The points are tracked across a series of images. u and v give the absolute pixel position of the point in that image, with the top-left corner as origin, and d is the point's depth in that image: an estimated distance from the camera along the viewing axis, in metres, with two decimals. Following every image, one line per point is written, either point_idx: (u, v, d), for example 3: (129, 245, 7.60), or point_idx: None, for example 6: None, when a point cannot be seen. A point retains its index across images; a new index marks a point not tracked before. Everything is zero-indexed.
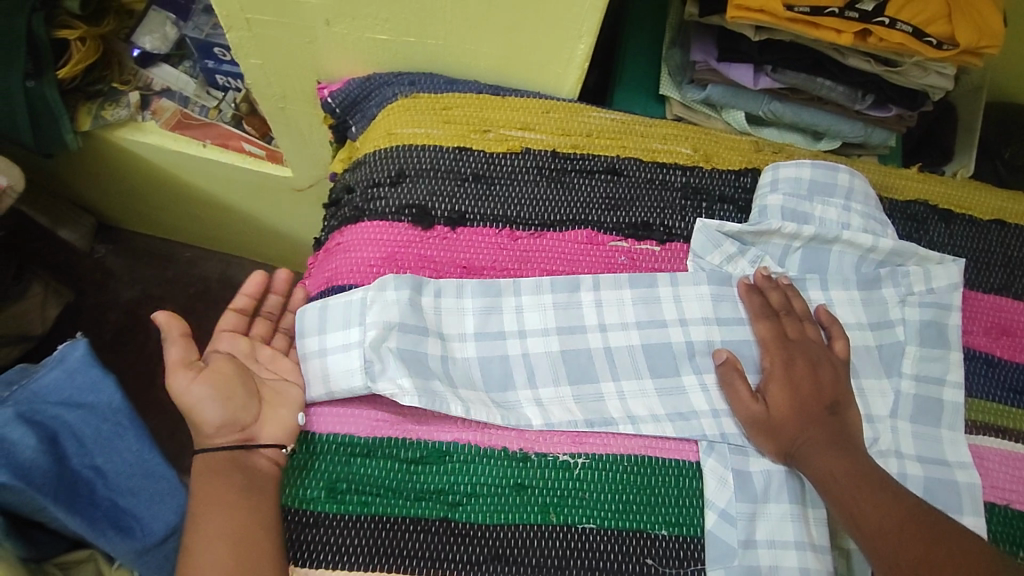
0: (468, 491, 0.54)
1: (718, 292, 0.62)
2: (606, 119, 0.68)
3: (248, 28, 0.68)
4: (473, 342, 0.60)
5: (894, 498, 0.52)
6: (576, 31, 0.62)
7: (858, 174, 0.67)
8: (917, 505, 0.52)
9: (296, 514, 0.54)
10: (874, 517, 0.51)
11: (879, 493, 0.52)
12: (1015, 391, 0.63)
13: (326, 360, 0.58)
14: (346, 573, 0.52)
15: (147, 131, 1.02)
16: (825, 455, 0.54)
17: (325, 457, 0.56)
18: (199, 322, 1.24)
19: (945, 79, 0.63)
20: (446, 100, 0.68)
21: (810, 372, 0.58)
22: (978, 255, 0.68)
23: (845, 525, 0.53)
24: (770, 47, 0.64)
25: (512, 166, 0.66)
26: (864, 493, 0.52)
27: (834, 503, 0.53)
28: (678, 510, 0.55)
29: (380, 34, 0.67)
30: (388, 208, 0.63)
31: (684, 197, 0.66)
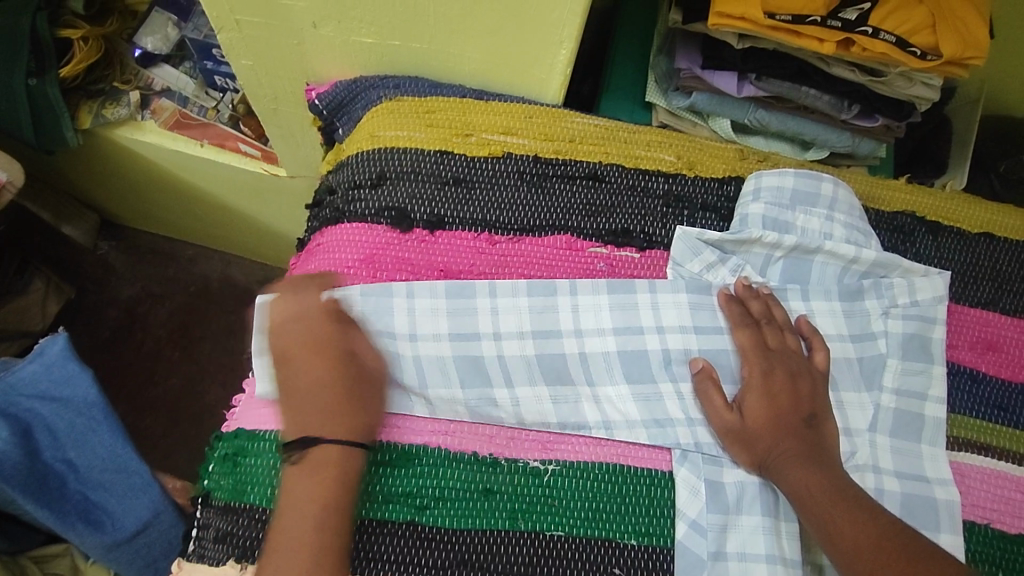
0: (436, 495, 0.54)
1: (697, 300, 0.62)
2: (589, 126, 0.68)
3: (238, 29, 0.69)
4: (446, 341, 0.59)
5: (872, 517, 0.50)
6: (558, 35, 0.62)
7: (842, 184, 0.66)
8: (891, 523, 0.50)
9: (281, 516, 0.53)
10: (848, 533, 0.50)
11: (851, 512, 0.51)
12: (999, 407, 0.62)
13: None
14: None
15: (146, 130, 1.03)
16: (801, 471, 0.53)
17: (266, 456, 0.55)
18: (195, 320, 1.25)
19: (932, 90, 0.63)
20: (429, 104, 0.68)
21: (788, 383, 0.57)
22: (966, 268, 0.67)
23: (820, 542, 0.52)
24: (752, 55, 0.64)
25: (493, 170, 0.65)
26: (840, 509, 0.51)
27: (809, 520, 0.52)
28: (648, 520, 0.54)
29: (366, 37, 0.67)
30: (368, 211, 0.63)
31: (666, 205, 0.66)
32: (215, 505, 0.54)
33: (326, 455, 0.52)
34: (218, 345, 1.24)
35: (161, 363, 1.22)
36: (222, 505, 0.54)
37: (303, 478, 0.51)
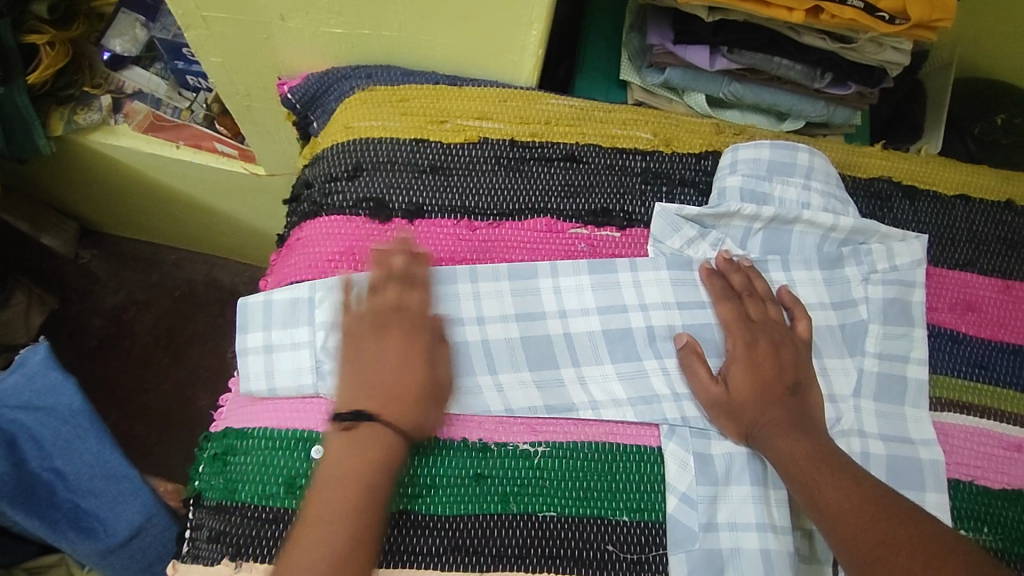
0: (428, 483, 0.54)
1: (679, 276, 0.62)
2: (565, 107, 0.68)
3: (206, 25, 0.69)
4: (431, 328, 0.59)
5: (858, 484, 0.51)
6: (526, 17, 0.61)
7: (818, 153, 0.66)
8: (876, 487, 0.51)
9: (257, 510, 0.53)
10: (832, 498, 0.51)
11: (842, 480, 0.51)
12: (980, 366, 0.63)
13: (271, 357, 0.57)
14: None
15: (121, 134, 1.02)
16: (788, 439, 0.54)
17: (252, 453, 0.55)
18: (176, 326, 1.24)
19: (901, 54, 0.62)
20: (403, 92, 0.67)
21: (772, 354, 0.58)
22: (943, 230, 0.68)
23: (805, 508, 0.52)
24: (723, 28, 0.63)
25: (469, 157, 0.65)
26: (825, 476, 0.52)
27: (794, 487, 0.52)
28: (639, 496, 0.55)
29: (335, 28, 0.67)
30: (345, 203, 0.63)
31: (644, 182, 0.66)
32: (206, 505, 0.54)
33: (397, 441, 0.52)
34: (207, 348, 1.23)
35: (149, 369, 1.21)
36: (214, 505, 0.54)
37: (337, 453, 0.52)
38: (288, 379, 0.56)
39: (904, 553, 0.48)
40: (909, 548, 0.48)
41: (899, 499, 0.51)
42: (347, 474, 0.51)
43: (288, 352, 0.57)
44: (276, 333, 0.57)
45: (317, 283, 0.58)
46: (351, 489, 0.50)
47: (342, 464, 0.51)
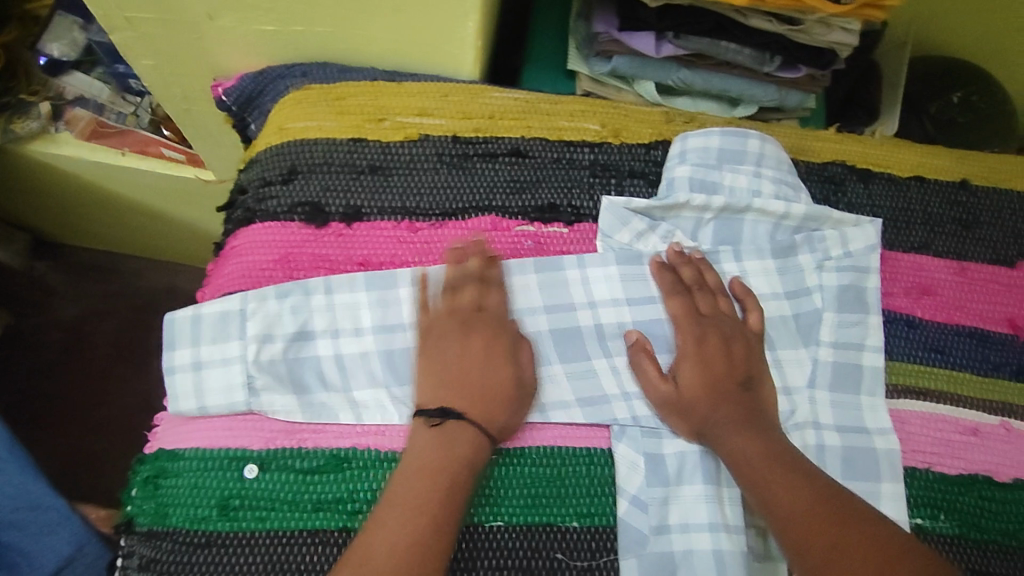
0: (369, 498, 0.52)
1: (628, 271, 0.60)
2: (509, 99, 0.65)
3: (131, 27, 0.65)
4: (370, 336, 0.57)
5: (810, 486, 0.50)
6: (462, 8, 0.58)
7: (769, 139, 0.64)
8: (829, 486, 0.50)
9: (189, 534, 0.51)
10: (785, 500, 0.50)
11: (796, 481, 0.50)
12: (936, 351, 0.62)
13: (201, 374, 0.55)
14: None
15: (62, 142, 0.97)
16: (742, 436, 0.53)
17: (184, 475, 0.53)
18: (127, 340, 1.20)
19: (850, 35, 0.60)
20: (339, 90, 0.64)
21: (722, 348, 0.57)
22: (897, 214, 0.67)
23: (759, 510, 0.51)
24: (668, 13, 0.61)
25: (409, 155, 0.63)
26: (775, 473, 0.51)
27: (747, 488, 0.52)
28: (589, 501, 0.53)
29: (266, 25, 0.63)
30: (280, 208, 0.60)
31: (592, 175, 0.64)
32: (138, 532, 0.52)
33: (451, 438, 0.52)
34: None
35: (107, 383, 1.17)
36: (146, 531, 0.52)
37: (443, 445, 0.51)
38: (219, 397, 0.54)
39: (860, 551, 0.47)
40: (866, 547, 0.47)
41: (852, 498, 0.50)
42: (411, 469, 0.50)
43: (218, 368, 0.55)
44: (206, 349, 0.56)
45: (247, 295, 0.56)
46: (408, 483, 0.50)
47: (441, 453, 0.51)
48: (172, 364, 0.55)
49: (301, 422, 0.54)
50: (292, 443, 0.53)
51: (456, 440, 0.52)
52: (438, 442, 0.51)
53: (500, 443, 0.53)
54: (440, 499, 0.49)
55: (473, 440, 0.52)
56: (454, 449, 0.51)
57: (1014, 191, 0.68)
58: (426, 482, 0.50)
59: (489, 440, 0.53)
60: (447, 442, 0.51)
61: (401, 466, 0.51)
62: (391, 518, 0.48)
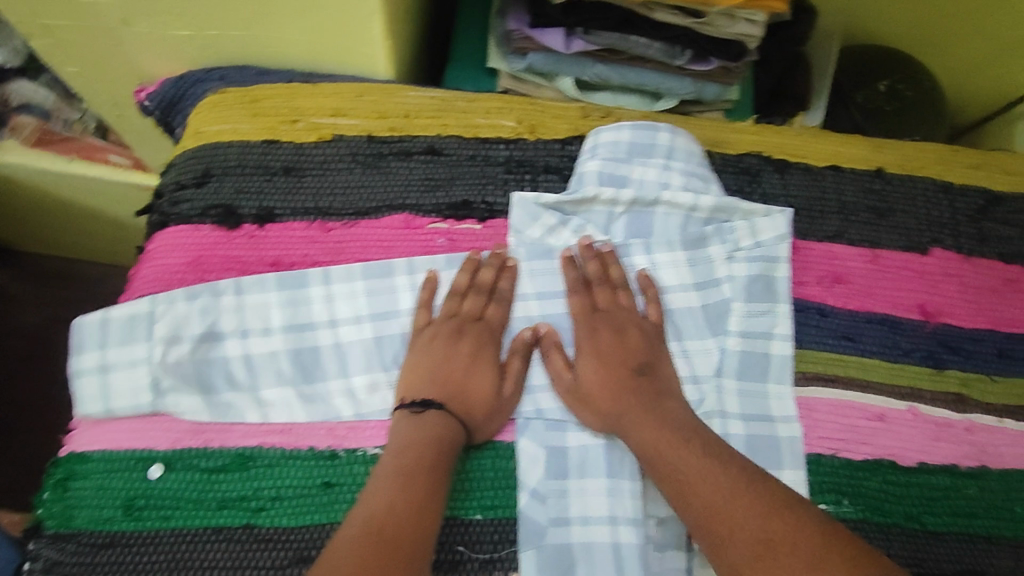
0: (273, 495, 0.53)
1: (538, 266, 0.61)
2: (424, 98, 0.66)
3: (46, 33, 0.65)
4: (280, 335, 0.58)
5: (728, 481, 0.50)
6: (365, 9, 0.58)
7: (680, 132, 0.64)
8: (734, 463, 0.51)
9: (93, 535, 0.52)
10: (690, 481, 0.51)
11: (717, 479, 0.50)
12: (846, 338, 0.63)
13: (108, 376, 0.56)
14: None
15: (6, 150, 0.95)
16: (647, 428, 0.54)
17: (91, 477, 0.53)
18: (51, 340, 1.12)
19: (755, 27, 0.61)
20: (253, 92, 0.64)
21: (613, 342, 0.58)
22: (812, 204, 0.67)
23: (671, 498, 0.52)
24: (574, 8, 0.62)
25: (323, 156, 0.63)
26: (681, 457, 0.52)
27: (656, 475, 0.53)
28: (493, 493, 0.55)
29: (180, 30, 0.63)
30: (193, 211, 0.61)
31: (507, 171, 0.64)
32: (46, 535, 0.52)
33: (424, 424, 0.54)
34: None
35: None
36: (53, 534, 0.52)
37: (415, 431, 0.53)
38: (127, 399, 0.55)
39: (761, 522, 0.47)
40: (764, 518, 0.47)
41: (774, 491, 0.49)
42: (424, 446, 0.52)
43: (126, 370, 0.56)
44: (114, 352, 0.56)
45: (156, 299, 0.57)
46: (408, 458, 0.51)
47: (416, 438, 0.53)
48: (79, 368, 0.56)
49: (209, 422, 0.55)
50: (198, 442, 0.54)
51: (438, 425, 0.54)
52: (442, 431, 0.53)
53: (472, 437, 0.55)
54: (423, 474, 0.50)
55: (452, 427, 0.54)
56: (439, 430, 0.53)
57: (929, 179, 0.69)
58: (419, 459, 0.51)
59: (462, 426, 0.54)
60: (438, 425, 0.53)
61: (396, 446, 0.53)
62: (398, 485, 0.50)
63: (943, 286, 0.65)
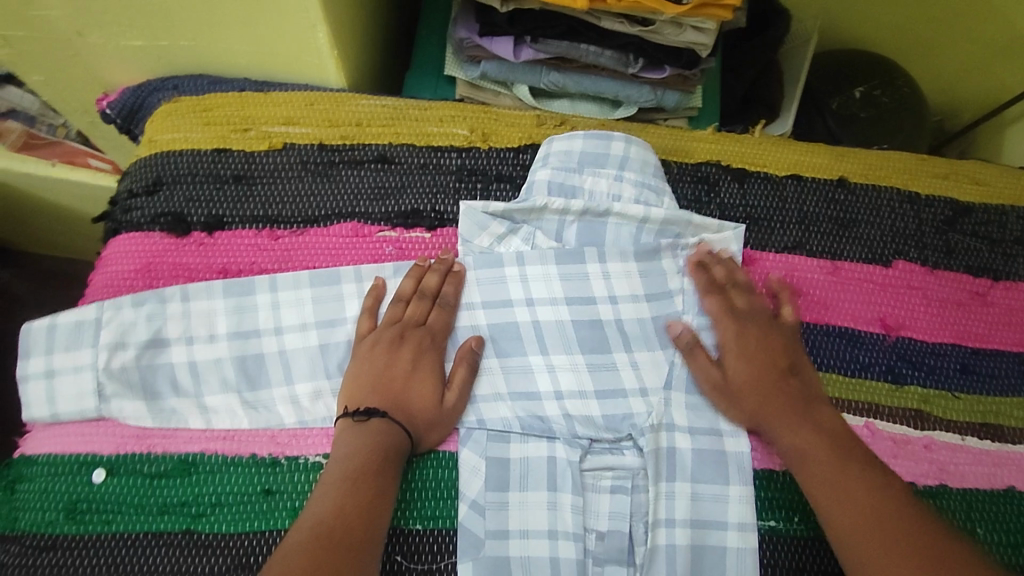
0: (213, 501, 0.53)
1: (485, 275, 0.60)
2: (376, 107, 0.66)
3: (8, 45, 0.67)
4: (225, 342, 0.58)
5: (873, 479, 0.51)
6: (307, 19, 0.59)
7: (633, 141, 0.64)
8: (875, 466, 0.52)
9: (35, 538, 0.52)
10: (842, 493, 0.50)
11: (852, 486, 0.50)
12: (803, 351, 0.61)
13: (54, 381, 0.56)
14: None
15: None
16: (796, 432, 0.54)
17: (36, 479, 0.54)
18: None
19: (705, 34, 0.60)
20: (207, 101, 0.65)
21: (758, 339, 0.58)
22: (771, 213, 0.65)
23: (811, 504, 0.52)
24: (520, 17, 0.62)
25: (274, 164, 0.64)
26: (836, 465, 0.52)
27: (803, 478, 0.52)
28: (434, 504, 0.54)
29: (134, 40, 0.64)
30: (143, 219, 0.61)
31: (458, 180, 0.64)
32: None
33: (370, 430, 0.52)
34: None
35: None
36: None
37: (359, 436, 0.52)
38: (72, 404, 0.56)
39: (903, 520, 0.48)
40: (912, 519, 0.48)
41: (876, 497, 0.50)
42: (369, 453, 0.51)
43: (71, 376, 0.56)
44: (61, 357, 0.57)
45: (103, 306, 0.58)
46: (357, 464, 0.50)
47: (360, 446, 0.51)
48: (26, 372, 0.57)
49: (154, 427, 0.56)
50: (142, 447, 0.55)
51: (385, 431, 0.52)
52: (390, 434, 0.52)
53: (418, 449, 0.54)
54: (367, 482, 0.49)
55: (399, 433, 0.53)
56: (382, 437, 0.52)
57: (893, 188, 0.67)
58: (364, 464, 0.50)
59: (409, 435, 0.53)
60: (391, 431, 0.52)
61: (343, 451, 0.51)
62: (338, 493, 0.49)
63: (905, 299, 0.64)
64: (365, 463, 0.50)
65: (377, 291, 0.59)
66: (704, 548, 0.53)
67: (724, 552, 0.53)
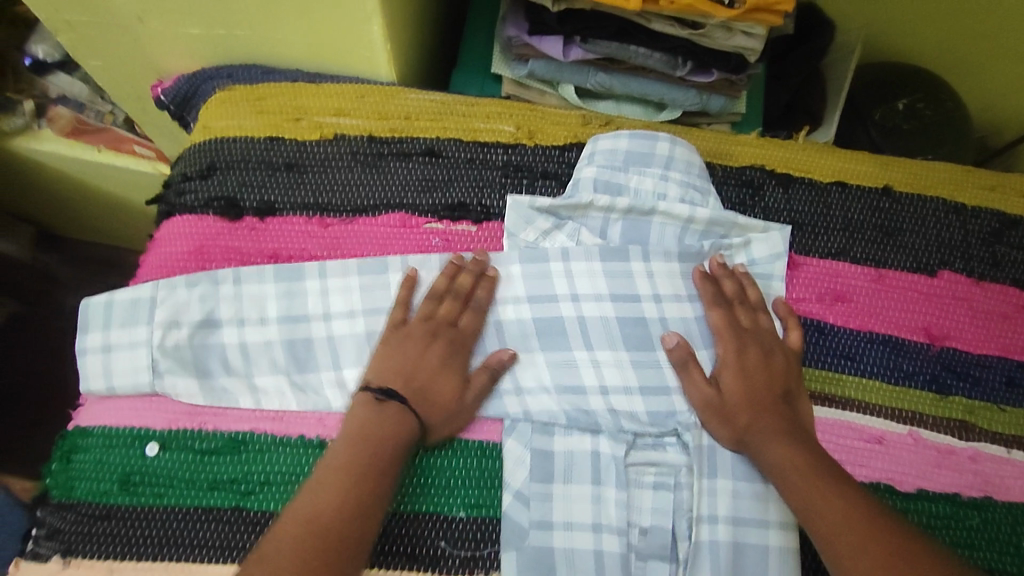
0: (262, 480, 0.54)
1: (531, 269, 0.61)
2: (425, 101, 0.67)
3: (71, 29, 0.69)
4: (275, 325, 0.59)
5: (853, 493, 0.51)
6: (364, 12, 0.60)
7: (680, 142, 0.64)
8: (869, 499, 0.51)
9: (91, 506, 0.54)
10: (831, 504, 0.50)
11: (831, 488, 0.51)
12: (846, 357, 0.61)
13: (109, 356, 0.58)
14: (135, 563, 0.52)
15: (44, 138, 0.95)
16: (781, 444, 0.53)
17: (94, 450, 0.55)
18: None
19: (755, 39, 0.61)
20: (260, 90, 0.67)
21: (759, 361, 0.57)
22: (815, 219, 0.66)
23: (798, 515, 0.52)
24: (570, 17, 0.63)
25: (325, 153, 0.65)
26: (821, 486, 0.51)
27: (786, 493, 0.52)
28: (478, 492, 0.55)
29: (192, 28, 0.66)
30: (197, 203, 0.63)
31: (504, 175, 0.65)
32: (51, 503, 0.54)
33: (382, 415, 0.53)
34: None
35: None
36: (56, 503, 0.54)
37: (377, 424, 0.53)
38: (127, 379, 0.57)
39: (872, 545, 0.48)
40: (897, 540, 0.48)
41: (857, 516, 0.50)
42: (379, 441, 0.52)
43: (126, 351, 0.58)
44: (117, 332, 0.59)
45: (158, 285, 0.59)
46: (363, 450, 0.51)
47: (372, 432, 0.52)
48: (83, 346, 0.59)
49: (204, 405, 0.57)
50: (194, 424, 0.56)
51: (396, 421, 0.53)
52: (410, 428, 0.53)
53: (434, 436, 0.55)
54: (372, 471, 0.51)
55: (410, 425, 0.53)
56: (395, 428, 0.53)
57: (939, 199, 0.67)
58: (372, 452, 0.51)
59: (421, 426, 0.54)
60: (406, 421, 0.53)
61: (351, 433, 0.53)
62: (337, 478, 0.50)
63: (950, 311, 0.63)
64: (373, 450, 0.51)
65: (422, 281, 0.60)
66: (745, 545, 0.54)
67: (766, 550, 0.53)
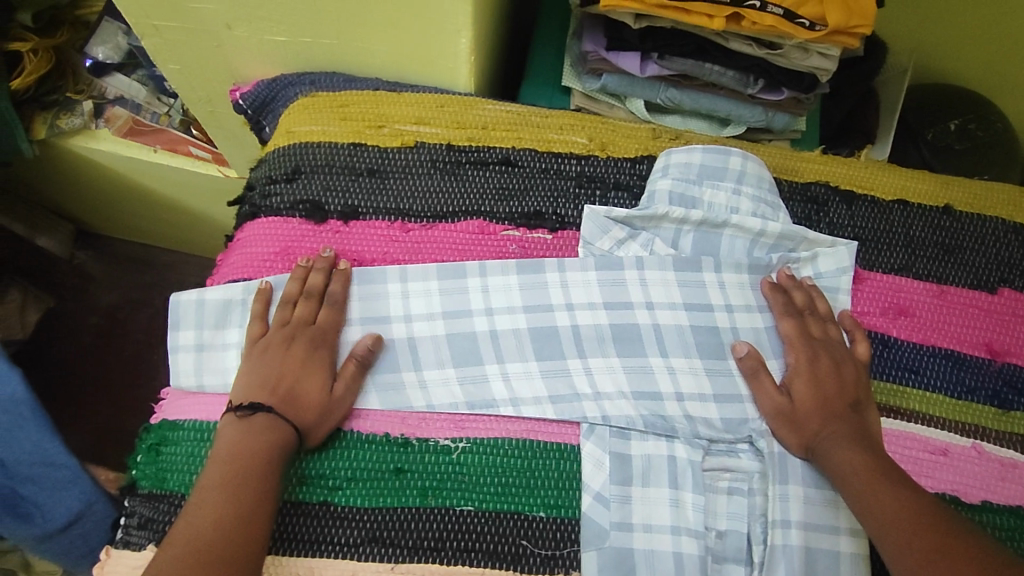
0: (348, 476, 0.56)
1: (606, 276, 0.62)
2: (501, 112, 0.69)
3: (157, 34, 0.71)
4: (358, 325, 0.61)
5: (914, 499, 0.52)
6: (454, 25, 0.62)
7: (751, 157, 0.66)
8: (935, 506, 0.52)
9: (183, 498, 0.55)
10: (892, 509, 0.52)
11: (886, 491, 0.52)
12: (911, 370, 0.63)
13: (202, 354, 0.60)
14: None
15: (103, 138, 0.97)
16: (845, 450, 0.55)
17: (183, 443, 0.57)
18: (127, 320, 1.18)
19: (829, 60, 0.63)
20: (343, 98, 0.69)
21: (833, 372, 0.59)
22: (879, 235, 0.67)
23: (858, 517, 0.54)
24: (651, 34, 0.65)
25: (406, 160, 0.67)
26: (885, 492, 0.52)
27: (846, 496, 0.54)
28: (556, 493, 0.56)
29: (279, 36, 0.68)
30: (282, 205, 0.65)
31: (578, 186, 0.67)
32: (141, 493, 0.56)
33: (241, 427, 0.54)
34: None
35: None
36: (148, 493, 0.56)
37: (242, 433, 0.54)
38: (219, 376, 0.59)
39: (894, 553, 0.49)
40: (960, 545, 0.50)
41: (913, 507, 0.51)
42: (239, 451, 0.53)
43: (217, 351, 0.60)
44: (209, 332, 0.61)
45: (249, 286, 0.62)
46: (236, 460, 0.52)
47: (240, 443, 0.53)
48: (176, 343, 0.61)
49: None
50: None
51: (258, 432, 0.54)
52: (235, 438, 0.54)
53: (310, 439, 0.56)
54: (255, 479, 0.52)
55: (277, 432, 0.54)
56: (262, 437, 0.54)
57: (998, 219, 0.69)
58: (246, 459, 0.53)
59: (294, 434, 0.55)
60: (259, 427, 0.54)
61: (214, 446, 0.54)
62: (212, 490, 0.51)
63: (1010, 326, 0.65)
64: (233, 461, 0.53)
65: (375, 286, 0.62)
66: (818, 550, 0.55)
67: (838, 556, 0.55)
